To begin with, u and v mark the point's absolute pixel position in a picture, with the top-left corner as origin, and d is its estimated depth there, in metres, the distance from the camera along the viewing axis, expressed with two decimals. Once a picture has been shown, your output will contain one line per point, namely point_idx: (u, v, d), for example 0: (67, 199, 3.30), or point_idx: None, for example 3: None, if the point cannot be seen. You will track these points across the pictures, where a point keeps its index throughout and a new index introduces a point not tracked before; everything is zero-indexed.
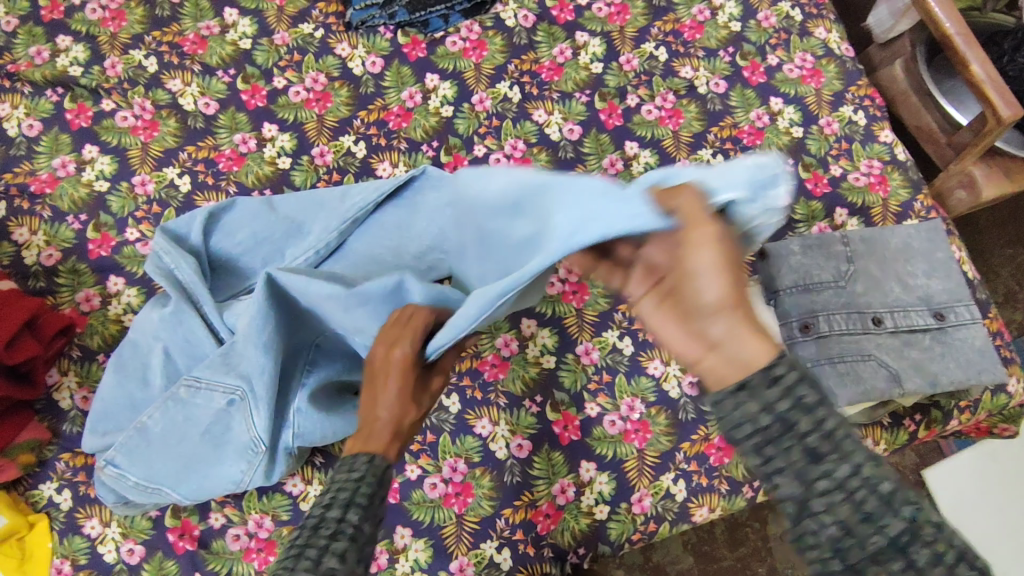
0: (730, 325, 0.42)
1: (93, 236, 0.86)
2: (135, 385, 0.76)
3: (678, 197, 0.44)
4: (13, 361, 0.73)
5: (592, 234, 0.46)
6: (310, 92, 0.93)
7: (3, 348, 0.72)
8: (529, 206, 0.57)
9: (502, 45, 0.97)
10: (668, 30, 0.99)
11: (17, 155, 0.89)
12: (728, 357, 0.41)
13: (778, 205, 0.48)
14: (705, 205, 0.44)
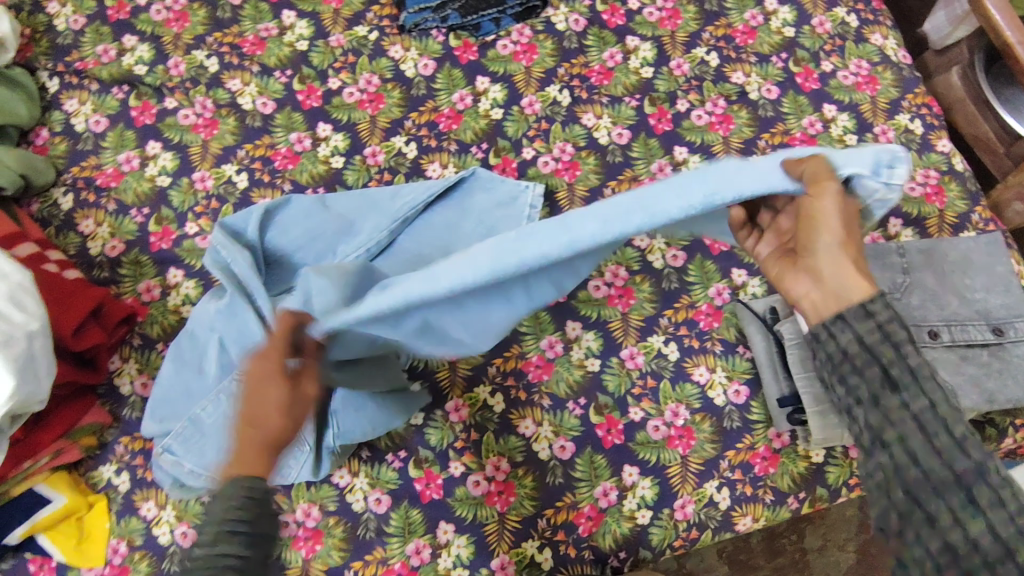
0: (841, 270, 0.51)
1: (155, 229, 0.89)
2: (189, 374, 0.78)
3: (807, 166, 0.50)
4: (79, 348, 0.76)
5: (729, 195, 0.48)
6: (363, 93, 0.95)
7: (72, 335, 0.75)
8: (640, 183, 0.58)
9: (553, 49, 0.97)
10: (720, 35, 0.99)
11: (84, 150, 0.92)
12: (832, 294, 0.52)
13: (900, 181, 0.50)
14: (828, 171, 0.50)
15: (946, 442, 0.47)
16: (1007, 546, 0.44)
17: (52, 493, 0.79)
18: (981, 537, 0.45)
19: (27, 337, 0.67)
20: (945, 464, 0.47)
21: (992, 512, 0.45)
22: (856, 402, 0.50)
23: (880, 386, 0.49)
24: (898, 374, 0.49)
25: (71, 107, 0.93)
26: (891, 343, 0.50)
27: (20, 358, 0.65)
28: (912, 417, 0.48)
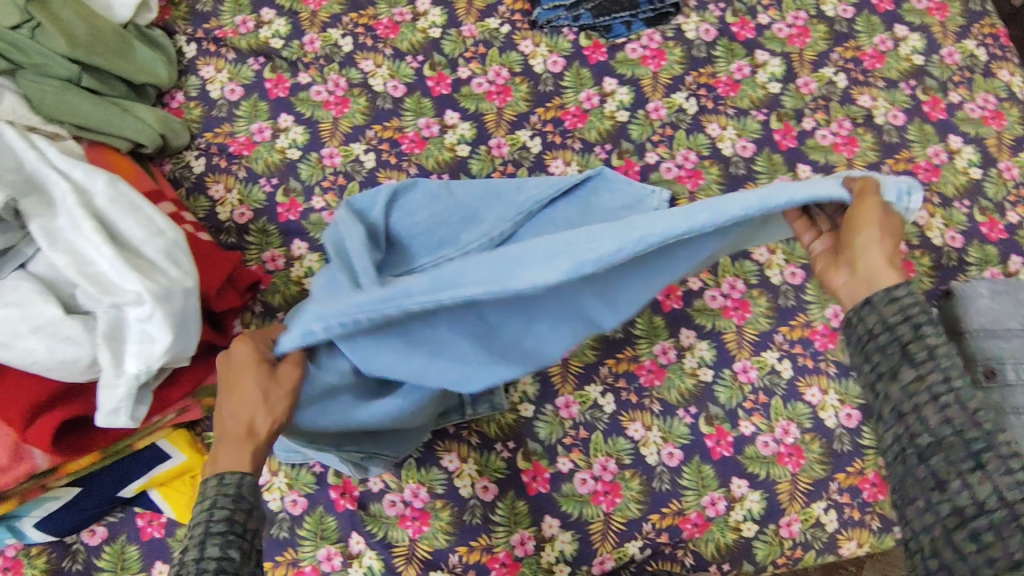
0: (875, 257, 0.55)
1: (283, 200, 0.90)
2: None
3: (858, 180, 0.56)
4: (219, 309, 0.78)
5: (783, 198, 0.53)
6: (492, 85, 0.96)
7: (213, 296, 0.77)
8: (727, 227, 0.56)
9: (681, 57, 0.98)
10: (849, 57, 0.99)
11: (218, 117, 0.93)
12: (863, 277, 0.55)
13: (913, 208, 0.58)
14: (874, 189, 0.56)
15: (959, 414, 0.48)
16: (1009, 505, 0.44)
17: (172, 450, 0.79)
18: (987, 498, 0.45)
19: (183, 293, 0.66)
20: (954, 432, 0.48)
21: (1000, 477, 0.45)
22: (879, 376, 0.52)
23: (898, 361, 0.51)
24: (913, 348, 0.50)
25: (207, 74, 0.94)
26: (906, 324, 0.51)
27: (177, 314, 0.65)
28: (930, 393, 0.49)
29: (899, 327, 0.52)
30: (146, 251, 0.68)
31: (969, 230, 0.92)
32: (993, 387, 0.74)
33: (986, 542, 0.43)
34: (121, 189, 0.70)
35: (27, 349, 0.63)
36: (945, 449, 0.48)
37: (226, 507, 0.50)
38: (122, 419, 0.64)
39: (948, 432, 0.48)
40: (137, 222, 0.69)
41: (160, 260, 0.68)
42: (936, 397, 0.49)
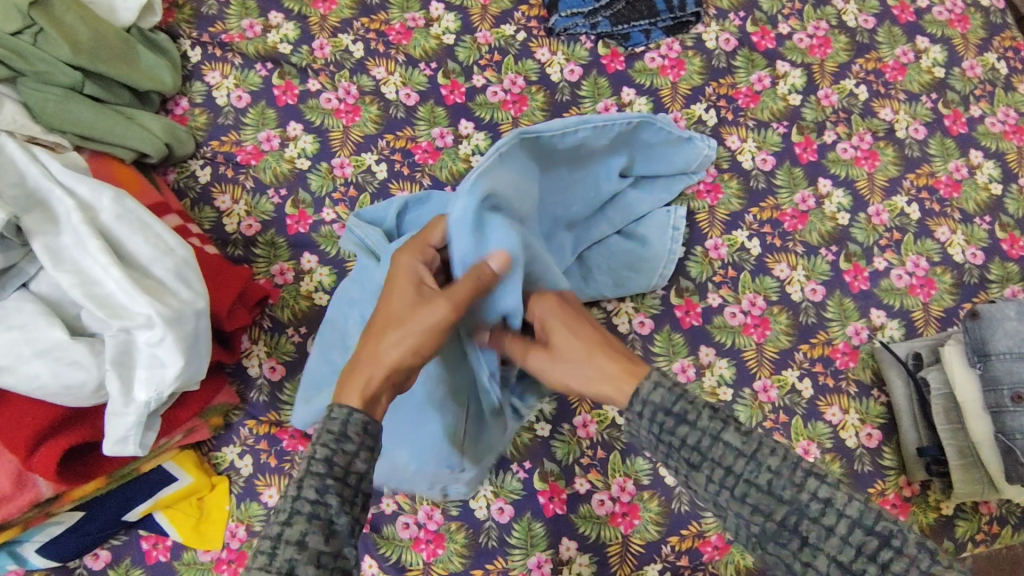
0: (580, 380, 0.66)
1: (292, 212, 0.87)
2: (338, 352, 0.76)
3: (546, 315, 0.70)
4: (230, 327, 0.76)
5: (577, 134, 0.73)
6: (507, 94, 0.93)
7: (224, 313, 0.75)
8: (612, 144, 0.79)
9: (701, 67, 0.96)
10: (870, 69, 0.97)
11: (224, 124, 0.90)
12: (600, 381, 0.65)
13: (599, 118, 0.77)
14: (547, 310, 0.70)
15: (760, 497, 0.56)
16: (852, 570, 0.53)
17: (180, 472, 0.76)
18: (829, 569, 0.54)
19: (194, 316, 0.64)
20: (767, 517, 0.56)
21: (827, 544, 0.54)
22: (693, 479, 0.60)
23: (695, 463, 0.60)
24: (694, 457, 0.59)
25: (212, 80, 0.91)
26: (667, 433, 0.59)
27: (188, 338, 0.63)
28: (724, 487, 0.58)
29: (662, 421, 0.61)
30: (154, 271, 0.65)
31: (990, 246, 0.91)
32: (1019, 411, 0.73)
33: None
34: (128, 204, 0.67)
35: (31, 374, 0.60)
36: (771, 534, 0.56)
37: (331, 449, 0.50)
38: (130, 448, 0.62)
39: (763, 520, 0.56)
40: (145, 240, 0.66)
41: (170, 280, 0.65)
42: (734, 489, 0.57)
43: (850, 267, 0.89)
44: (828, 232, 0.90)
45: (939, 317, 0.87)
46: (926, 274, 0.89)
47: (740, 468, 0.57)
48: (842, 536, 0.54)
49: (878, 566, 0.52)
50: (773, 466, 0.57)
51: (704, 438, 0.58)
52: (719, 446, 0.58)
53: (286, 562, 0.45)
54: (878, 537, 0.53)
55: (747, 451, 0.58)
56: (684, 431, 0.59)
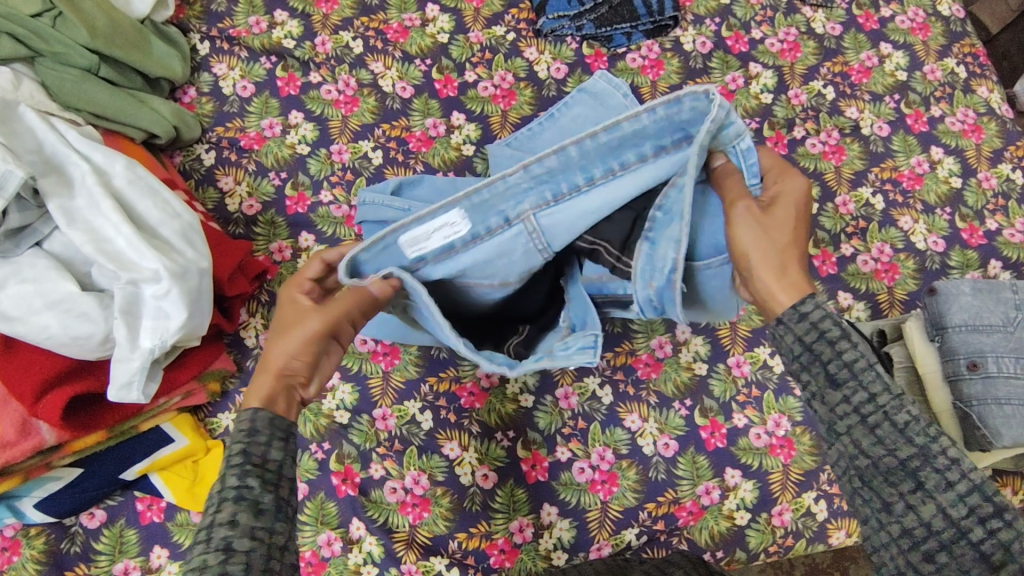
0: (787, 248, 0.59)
1: (291, 193, 0.92)
2: None
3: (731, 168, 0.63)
4: (231, 293, 0.81)
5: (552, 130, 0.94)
6: (497, 89, 1.00)
7: (225, 280, 0.79)
8: (587, 120, 0.93)
9: (679, 67, 1.03)
10: (837, 71, 1.04)
11: (230, 112, 0.96)
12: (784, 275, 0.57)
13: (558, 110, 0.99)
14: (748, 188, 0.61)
15: (889, 432, 0.50)
16: (959, 527, 0.48)
17: (175, 434, 0.79)
18: (933, 520, 0.49)
19: (199, 274, 0.68)
20: (890, 453, 0.50)
21: (941, 495, 0.49)
22: (844, 416, 0.52)
23: (824, 384, 0.53)
24: (841, 373, 0.52)
25: (219, 71, 0.98)
26: (822, 340, 0.52)
27: (191, 293, 0.67)
28: (857, 413, 0.51)
29: (816, 347, 0.53)
30: (162, 232, 0.70)
31: (951, 235, 0.96)
32: (974, 378, 0.78)
33: (941, 561, 0.49)
34: (139, 172, 0.72)
35: (41, 324, 0.64)
36: (887, 468, 0.51)
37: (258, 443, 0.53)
38: (133, 394, 0.66)
39: (884, 454, 0.51)
40: (153, 204, 0.71)
41: (176, 241, 0.70)
42: (865, 417, 0.51)
43: (819, 252, 0.94)
44: None
45: (903, 300, 0.92)
46: (890, 260, 0.94)
47: (885, 400, 0.50)
48: (960, 494, 0.48)
49: (984, 529, 0.48)
50: (916, 410, 0.50)
51: (861, 359, 0.51)
52: (872, 373, 0.51)
53: (240, 531, 0.48)
54: (993, 505, 0.47)
55: (891, 386, 0.51)
56: (843, 346, 0.52)
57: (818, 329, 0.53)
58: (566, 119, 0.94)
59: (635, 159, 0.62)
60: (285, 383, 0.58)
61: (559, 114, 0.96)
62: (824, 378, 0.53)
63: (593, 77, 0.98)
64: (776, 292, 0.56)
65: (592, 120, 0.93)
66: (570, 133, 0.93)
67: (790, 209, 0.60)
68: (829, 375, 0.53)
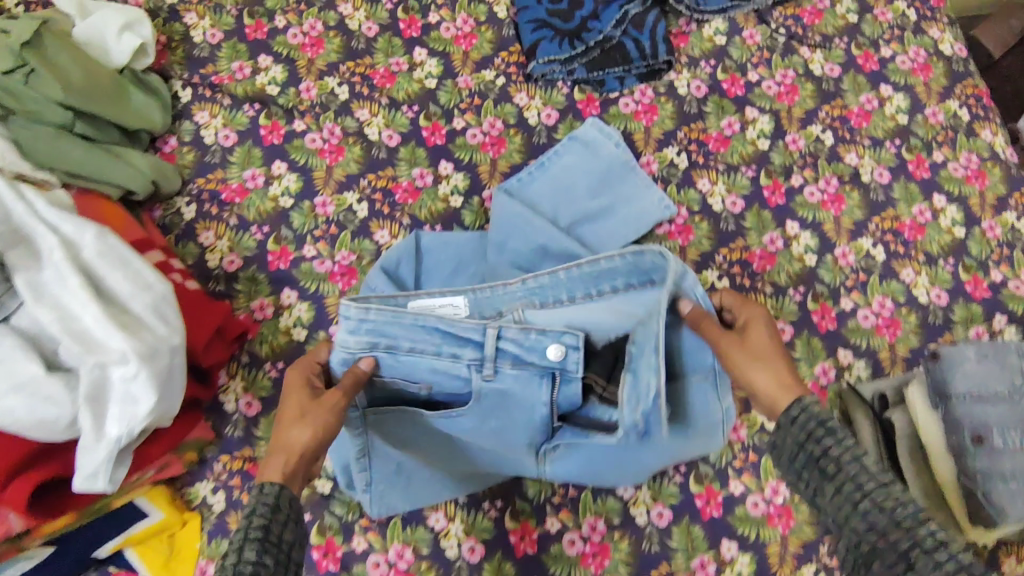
0: (774, 371, 0.67)
1: (274, 248, 0.90)
2: None
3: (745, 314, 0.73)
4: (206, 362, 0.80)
5: (545, 180, 0.92)
6: (486, 136, 0.97)
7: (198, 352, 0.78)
8: (579, 173, 0.92)
9: (673, 112, 1.00)
10: (836, 115, 1.02)
11: (211, 163, 0.94)
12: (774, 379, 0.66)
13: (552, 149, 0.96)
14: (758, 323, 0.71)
15: (880, 518, 0.53)
16: None
17: (150, 508, 0.77)
18: None
19: (169, 352, 0.64)
20: (880, 535, 0.53)
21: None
22: (846, 505, 0.55)
23: (819, 478, 0.58)
24: (829, 464, 0.57)
25: (201, 119, 0.95)
26: (812, 440, 0.59)
27: (160, 374, 0.63)
28: (848, 500, 0.55)
29: (809, 445, 0.59)
30: (132, 306, 0.66)
31: (954, 288, 0.93)
32: (981, 452, 0.74)
33: None
34: (110, 241, 0.69)
35: (5, 408, 0.61)
36: (880, 554, 0.52)
37: (268, 517, 0.56)
38: (99, 484, 0.61)
39: (875, 538, 0.53)
40: (123, 276, 0.67)
41: (147, 315, 0.66)
42: (856, 503, 0.54)
43: (818, 307, 0.91)
44: (797, 273, 0.92)
45: (904, 358, 0.89)
46: (892, 315, 0.91)
47: (873, 490, 0.54)
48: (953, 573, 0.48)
49: None
50: (900, 498, 0.54)
51: (845, 452, 0.57)
52: (857, 465, 0.56)
53: None
54: None
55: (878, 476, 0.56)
56: (829, 441, 0.58)
57: (814, 433, 0.59)
58: (558, 170, 0.93)
59: (609, 289, 0.74)
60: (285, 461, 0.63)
61: (550, 160, 0.93)
62: (823, 473, 0.57)
63: (588, 120, 0.95)
64: (766, 370, 0.67)
65: (583, 174, 0.92)
66: (561, 187, 0.92)
67: (764, 335, 0.70)
68: (821, 466, 0.58)
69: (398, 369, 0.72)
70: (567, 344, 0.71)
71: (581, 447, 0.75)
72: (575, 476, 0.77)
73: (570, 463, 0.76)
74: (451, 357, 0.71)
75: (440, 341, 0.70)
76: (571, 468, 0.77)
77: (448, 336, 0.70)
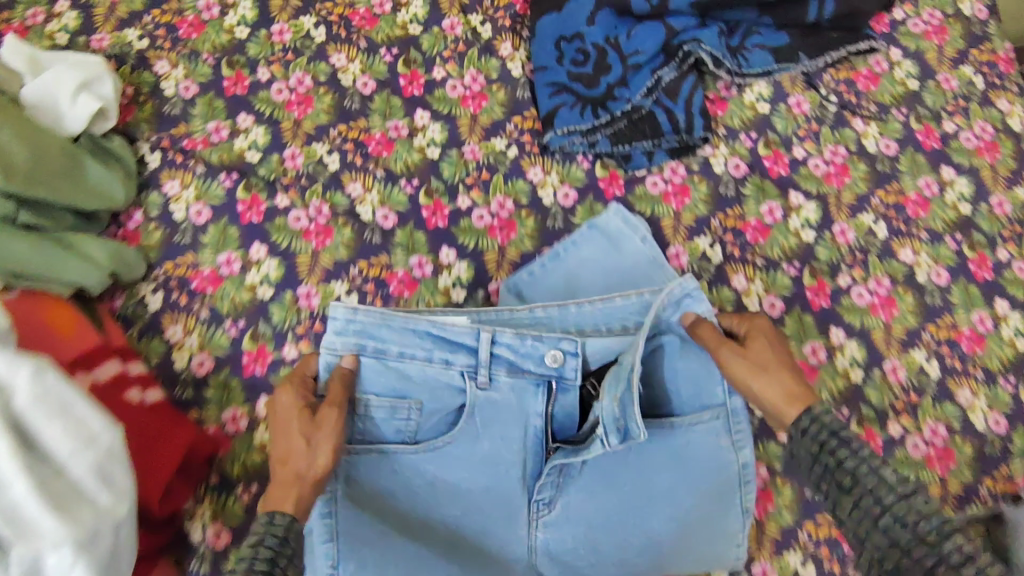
0: (774, 390, 0.60)
1: (250, 347, 0.79)
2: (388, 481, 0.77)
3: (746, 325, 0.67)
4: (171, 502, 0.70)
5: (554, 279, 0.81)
6: (494, 218, 0.85)
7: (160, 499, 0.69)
8: (593, 272, 0.81)
9: (707, 194, 0.88)
10: (890, 202, 0.90)
11: (181, 243, 0.82)
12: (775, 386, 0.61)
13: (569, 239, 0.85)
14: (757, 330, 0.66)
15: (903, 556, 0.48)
16: None
17: None
18: None
19: (114, 527, 0.57)
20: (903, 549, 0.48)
21: None
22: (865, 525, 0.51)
23: (836, 493, 0.53)
24: (845, 480, 0.53)
25: (170, 191, 0.84)
26: (825, 450, 0.55)
27: (104, 558, 0.55)
28: (870, 518, 0.51)
29: (822, 456, 0.55)
30: (72, 468, 0.57)
31: (1016, 412, 0.83)
32: None
33: None
34: (48, 383, 0.59)
35: None
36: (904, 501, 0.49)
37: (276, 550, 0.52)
38: None
39: (898, 554, 0.48)
40: (64, 431, 0.58)
41: (90, 481, 0.57)
42: (877, 520, 0.50)
43: (862, 432, 0.81)
44: (840, 391, 0.83)
45: (957, 495, 0.79)
46: (945, 445, 0.81)
47: (895, 502, 0.50)
48: None
49: None
50: (925, 512, 0.49)
51: (862, 465, 0.53)
52: (876, 479, 0.52)
53: None
54: None
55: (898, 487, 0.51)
56: (841, 454, 0.54)
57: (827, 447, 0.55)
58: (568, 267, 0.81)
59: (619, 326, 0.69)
60: (296, 490, 0.57)
61: (561, 253, 0.82)
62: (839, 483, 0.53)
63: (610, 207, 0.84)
64: (776, 384, 0.61)
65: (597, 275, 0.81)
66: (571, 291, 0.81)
67: (768, 349, 0.64)
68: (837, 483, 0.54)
69: (385, 377, 0.64)
70: (564, 350, 0.65)
71: (587, 521, 0.65)
72: (580, 569, 0.65)
73: (573, 535, 0.65)
74: (443, 364, 0.64)
75: (431, 346, 0.64)
76: (576, 557, 0.65)
77: (440, 341, 0.64)
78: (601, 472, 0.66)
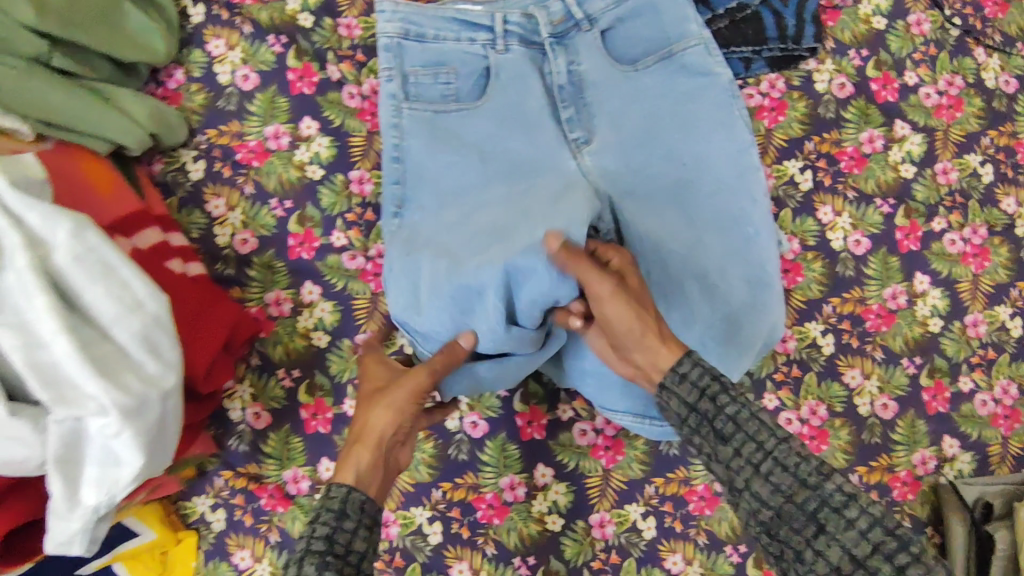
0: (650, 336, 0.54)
1: (296, 229, 0.74)
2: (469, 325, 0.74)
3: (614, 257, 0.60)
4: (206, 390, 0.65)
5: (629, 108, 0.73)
6: None
7: (202, 377, 0.63)
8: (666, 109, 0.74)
9: (803, 114, 0.80)
10: (1002, 144, 0.82)
11: (225, 110, 0.75)
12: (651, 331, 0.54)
13: None
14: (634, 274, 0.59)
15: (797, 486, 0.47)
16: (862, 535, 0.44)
17: (140, 527, 0.68)
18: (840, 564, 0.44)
19: (160, 397, 0.53)
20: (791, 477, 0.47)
21: (844, 534, 0.45)
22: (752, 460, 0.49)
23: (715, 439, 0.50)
24: (726, 428, 0.50)
25: (215, 50, 0.75)
26: (706, 398, 0.51)
27: (151, 429, 0.53)
28: (759, 448, 0.49)
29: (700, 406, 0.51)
30: (115, 334, 0.53)
31: None
32: None
33: None
34: (91, 240, 0.54)
35: None
36: (787, 518, 0.47)
37: (332, 525, 0.49)
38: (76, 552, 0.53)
39: (782, 500, 0.47)
40: (106, 293, 0.53)
41: (135, 347, 0.53)
42: (759, 466, 0.48)
43: (931, 384, 0.78)
44: (915, 338, 0.78)
45: (1015, 454, 0.78)
46: (1014, 405, 0.78)
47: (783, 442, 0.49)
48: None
49: None
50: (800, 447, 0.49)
51: (741, 415, 0.50)
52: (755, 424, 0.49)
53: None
54: None
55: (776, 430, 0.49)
56: (722, 400, 0.51)
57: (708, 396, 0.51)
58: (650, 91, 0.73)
59: None
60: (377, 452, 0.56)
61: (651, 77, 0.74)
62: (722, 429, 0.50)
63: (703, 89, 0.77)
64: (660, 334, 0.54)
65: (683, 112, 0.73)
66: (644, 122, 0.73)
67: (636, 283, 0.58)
68: (721, 431, 0.50)
69: (424, 55, 0.72)
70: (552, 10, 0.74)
71: (642, 165, 0.72)
72: (669, 241, 0.70)
73: (625, 132, 0.72)
74: (469, 40, 0.73)
75: (456, 26, 0.73)
76: (668, 258, 0.70)
77: (464, 24, 0.73)
78: (619, 99, 0.73)
